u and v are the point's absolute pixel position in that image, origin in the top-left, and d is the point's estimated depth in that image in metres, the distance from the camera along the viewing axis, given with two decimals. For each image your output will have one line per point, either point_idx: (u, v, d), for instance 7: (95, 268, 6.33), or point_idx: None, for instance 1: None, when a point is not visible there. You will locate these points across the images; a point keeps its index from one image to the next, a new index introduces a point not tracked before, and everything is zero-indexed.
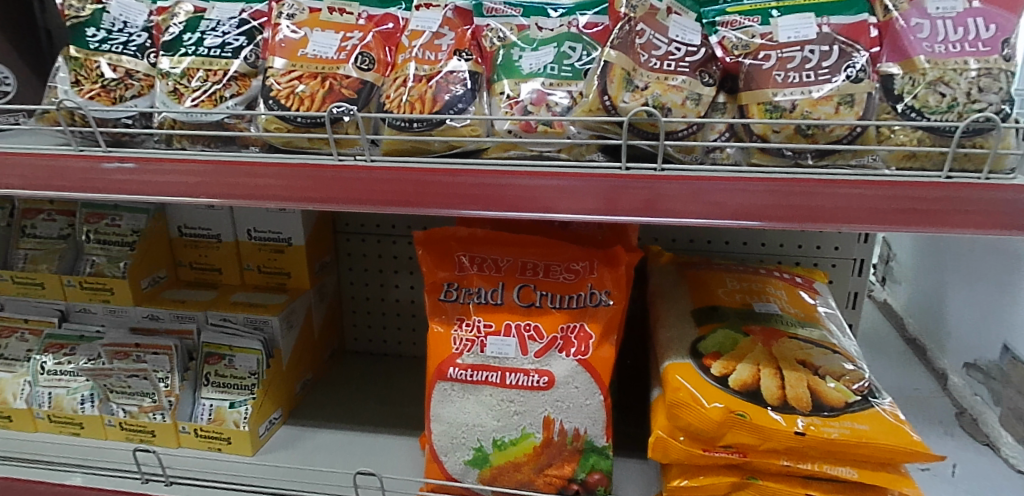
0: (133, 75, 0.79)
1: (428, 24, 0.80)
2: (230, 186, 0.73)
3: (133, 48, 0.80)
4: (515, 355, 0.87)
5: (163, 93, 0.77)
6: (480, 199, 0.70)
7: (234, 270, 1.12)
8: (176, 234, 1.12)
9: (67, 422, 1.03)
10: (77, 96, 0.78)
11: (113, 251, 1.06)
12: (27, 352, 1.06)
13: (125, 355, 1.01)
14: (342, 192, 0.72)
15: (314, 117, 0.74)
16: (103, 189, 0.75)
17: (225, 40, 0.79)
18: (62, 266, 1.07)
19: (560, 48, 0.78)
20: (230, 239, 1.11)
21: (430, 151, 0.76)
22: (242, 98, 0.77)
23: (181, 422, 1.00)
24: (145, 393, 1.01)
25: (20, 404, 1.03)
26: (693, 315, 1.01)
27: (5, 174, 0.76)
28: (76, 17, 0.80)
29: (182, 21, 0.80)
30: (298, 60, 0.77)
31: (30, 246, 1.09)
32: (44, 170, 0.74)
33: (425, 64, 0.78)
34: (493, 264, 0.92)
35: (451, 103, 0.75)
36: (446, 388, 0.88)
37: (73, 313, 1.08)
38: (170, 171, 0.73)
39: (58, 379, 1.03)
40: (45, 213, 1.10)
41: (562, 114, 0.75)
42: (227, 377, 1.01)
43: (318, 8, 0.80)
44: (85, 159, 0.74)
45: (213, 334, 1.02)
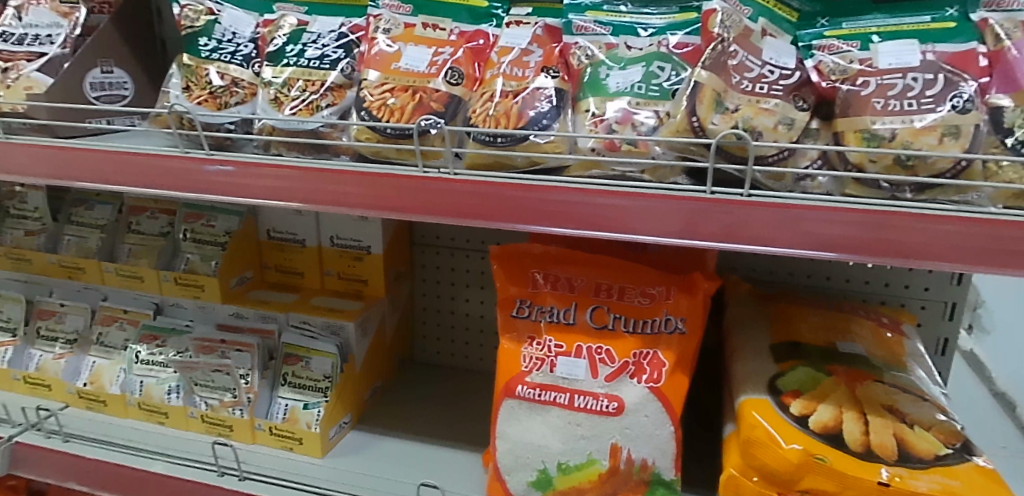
0: (239, 83, 0.82)
1: (517, 41, 0.81)
2: (321, 193, 0.76)
3: (240, 58, 0.83)
4: (585, 378, 0.85)
5: (264, 101, 0.80)
6: (559, 217, 0.70)
7: (315, 275, 1.17)
8: (264, 237, 1.17)
9: (154, 411, 1.08)
10: (187, 101, 0.82)
11: (207, 250, 1.12)
12: (125, 341, 1.12)
13: (211, 349, 1.06)
14: (425, 204, 0.74)
15: (403, 129, 0.76)
16: (204, 189, 0.79)
17: (324, 52, 0.82)
18: (160, 261, 1.14)
19: (649, 67, 0.77)
20: (314, 244, 1.15)
21: (512, 167, 0.77)
22: (336, 109, 0.79)
23: (258, 419, 1.04)
24: (226, 388, 1.04)
25: (115, 390, 1.09)
26: (772, 351, 0.97)
27: (118, 173, 0.80)
28: (190, 27, 0.85)
29: (286, 34, 0.84)
30: (391, 73, 0.79)
31: (133, 241, 1.16)
32: (155, 169, 0.79)
33: (512, 80, 0.79)
34: (567, 283, 0.91)
35: (535, 119, 0.76)
36: (513, 406, 0.87)
37: (166, 307, 1.13)
38: (266, 175, 0.76)
39: (150, 368, 1.08)
40: (149, 211, 1.18)
41: (648, 133, 0.74)
42: (303, 378, 1.04)
43: (413, 23, 0.82)
44: (190, 161, 0.78)
45: (294, 335, 1.06)
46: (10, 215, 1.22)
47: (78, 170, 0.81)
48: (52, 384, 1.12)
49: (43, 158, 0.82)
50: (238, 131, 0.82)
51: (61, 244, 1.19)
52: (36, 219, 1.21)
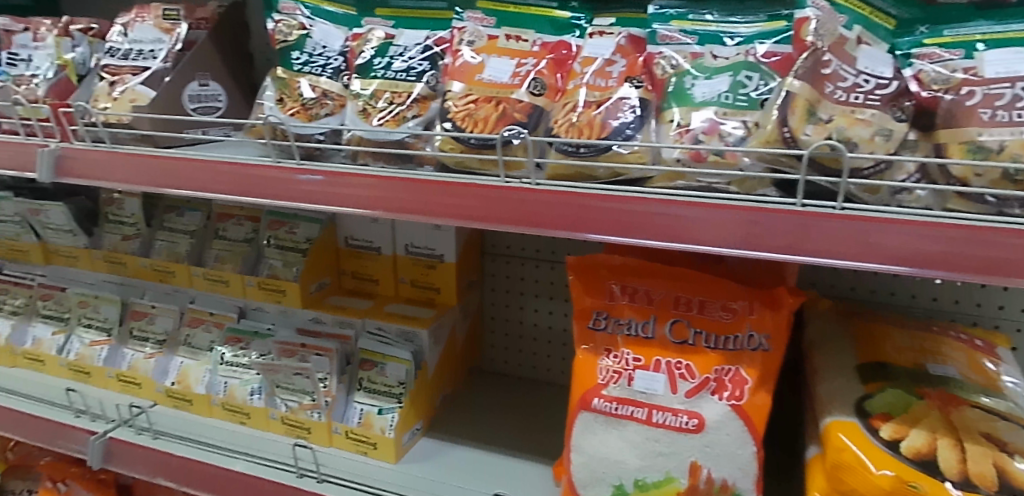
0: (329, 95, 0.84)
1: (602, 51, 0.80)
2: (407, 202, 0.78)
3: (330, 71, 0.86)
4: (663, 393, 0.83)
5: (353, 113, 0.82)
6: (641, 228, 0.69)
7: (389, 282, 1.21)
8: (342, 244, 1.22)
9: (237, 411, 1.11)
10: (280, 113, 0.84)
11: (289, 256, 1.16)
12: (210, 343, 1.16)
13: (292, 353, 1.08)
14: (506, 214, 0.74)
15: (486, 139, 0.77)
16: (294, 198, 0.82)
17: (410, 64, 0.84)
18: (245, 267, 1.18)
19: (736, 77, 0.75)
20: (390, 251, 1.19)
21: (595, 178, 0.77)
22: (421, 119, 0.81)
23: (334, 422, 1.06)
24: (305, 391, 1.07)
25: (201, 390, 1.13)
26: (858, 370, 0.93)
27: (213, 181, 0.84)
28: (284, 41, 0.87)
29: (374, 47, 0.85)
30: (475, 84, 0.80)
31: (219, 247, 1.21)
32: (246, 178, 0.83)
33: (596, 91, 0.78)
34: (646, 296, 0.89)
35: (619, 129, 0.75)
36: (589, 419, 0.86)
37: (249, 310, 1.18)
38: (354, 184, 0.79)
39: (234, 370, 1.12)
40: (235, 218, 1.23)
41: (735, 144, 0.72)
42: (378, 384, 1.06)
43: (496, 35, 0.83)
44: (282, 170, 0.81)
45: (369, 341, 1.08)
46: (108, 220, 1.26)
47: (176, 178, 0.85)
48: (143, 382, 1.17)
49: (144, 166, 0.85)
50: (328, 141, 0.84)
51: (153, 248, 1.23)
52: (132, 224, 1.25)
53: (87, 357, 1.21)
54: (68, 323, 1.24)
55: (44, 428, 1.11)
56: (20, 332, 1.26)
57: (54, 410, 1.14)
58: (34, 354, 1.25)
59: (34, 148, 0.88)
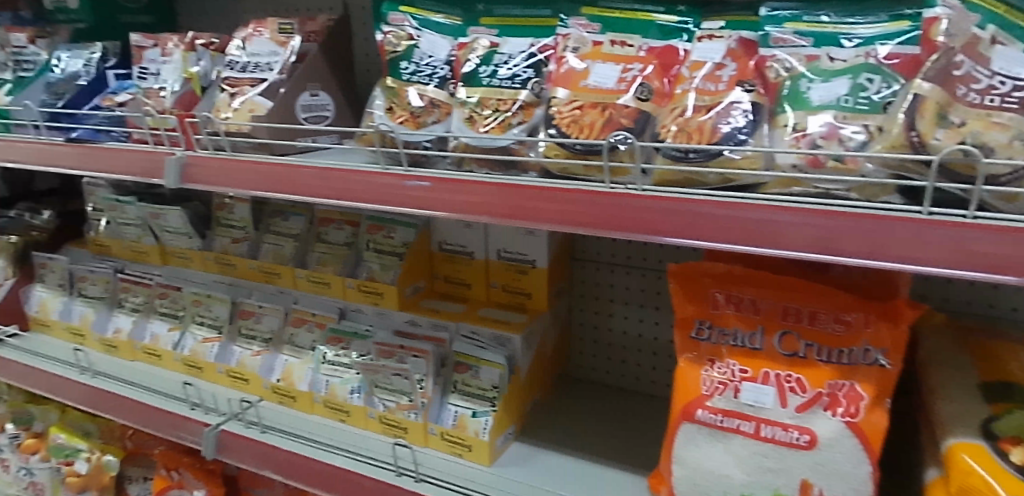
0: (436, 103, 0.87)
1: (711, 55, 0.79)
2: (511, 207, 0.78)
3: (437, 80, 0.88)
4: (772, 406, 0.81)
5: (459, 120, 0.84)
6: (753, 236, 0.67)
7: (481, 286, 1.22)
8: (436, 248, 1.25)
9: (337, 409, 1.15)
10: (389, 121, 0.87)
11: (387, 260, 1.20)
12: (312, 342, 1.20)
13: (390, 354, 1.12)
14: (611, 220, 0.74)
15: (592, 145, 0.76)
16: (402, 203, 0.84)
17: (515, 72, 0.84)
18: (344, 269, 1.23)
19: (855, 79, 0.72)
20: (482, 256, 1.21)
21: (703, 184, 0.75)
22: (526, 126, 0.82)
23: (430, 423, 1.08)
24: (403, 392, 1.10)
25: (304, 387, 1.18)
26: (983, 390, 0.87)
27: (325, 187, 0.87)
28: (393, 52, 0.90)
29: (479, 56, 0.86)
30: (579, 90, 0.80)
31: (322, 250, 1.26)
32: (357, 184, 0.86)
33: (705, 95, 0.77)
34: (752, 305, 0.86)
35: (730, 134, 0.73)
36: (692, 431, 0.84)
37: (349, 312, 1.21)
38: (460, 190, 0.81)
39: (335, 369, 1.16)
40: (336, 222, 1.27)
41: (856, 149, 0.69)
42: (472, 387, 1.07)
43: (601, 41, 0.82)
44: (390, 177, 0.84)
45: (464, 344, 1.10)
46: (219, 223, 1.35)
47: (291, 185, 0.89)
48: (250, 378, 1.23)
49: (261, 173, 0.90)
50: (434, 148, 0.86)
51: (261, 251, 1.30)
52: (240, 228, 1.33)
53: (199, 353, 1.28)
54: (183, 320, 1.32)
55: (162, 419, 1.18)
56: (140, 328, 1.35)
57: (171, 402, 1.21)
58: (151, 349, 1.33)
59: (163, 156, 0.95)
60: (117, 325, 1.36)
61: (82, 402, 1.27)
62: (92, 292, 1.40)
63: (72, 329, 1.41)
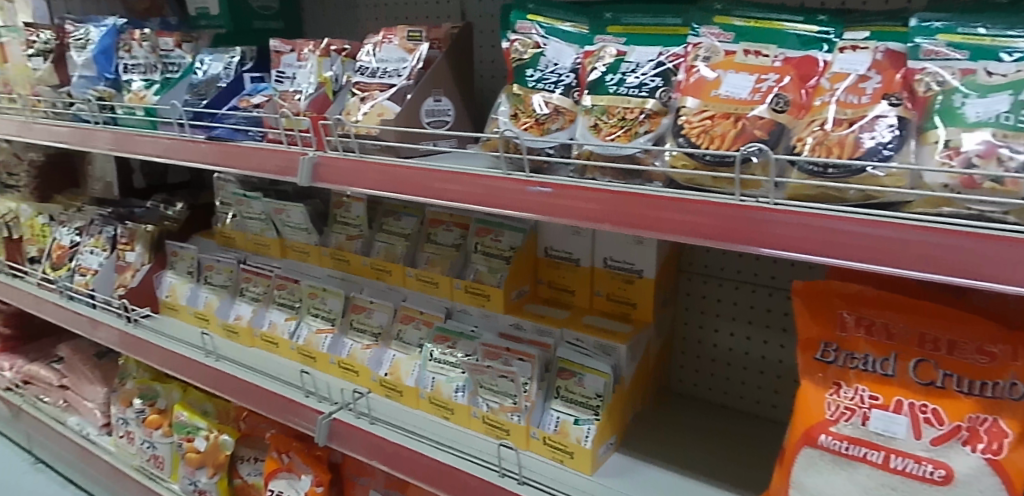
0: (560, 110, 0.87)
1: (855, 66, 0.76)
2: (635, 216, 0.78)
3: (562, 88, 0.88)
4: (905, 437, 0.76)
5: (584, 127, 0.84)
6: (898, 257, 0.64)
7: (585, 293, 1.22)
8: (542, 254, 1.26)
9: (442, 406, 1.18)
10: (515, 127, 0.89)
11: (494, 263, 1.22)
12: (419, 340, 1.24)
13: (496, 355, 1.13)
14: (741, 234, 0.72)
15: (723, 155, 0.74)
16: (524, 208, 0.85)
17: (642, 80, 0.84)
18: (453, 269, 1.26)
19: (1017, 96, 0.66)
20: (588, 263, 1.21)
21: (842, 200, 0.72)
22: (652, 135, 0.81)
23: (533, 427, 1.09)
24: (507, 394, 1.11)
25: (411, 382, 1.22)
26: None
27: (449, 190, 0.90)
28: (519, 60, 0.91)
29: (606, 64, 0.86)
30: (711, 100, 0.78)
31: (431, 250, 1.30)
32: (480, 188, 0.88)
33: (848, 108, 0.74)
34: (884, 329, 0.82)
35: (874, 149, 0.70)
36: (813, 456, 0.81)
37: (455, 311, 1.24)
38: (583, 197, 0.81)
39: (442, 367, 1.19)
40: (445, 224, 1.31)
41: (1019, 170, 0.63)
42: (576, 394, 1.07)
43: (734, 50, 0.80)
44: (513, 181, 0.85)
45: (569, 351, 1.10)
46: (336, 220, 1.42)
47: (416, 187, 0.92)
48: (360, 370, 1.28)
49: (389, 174, 0.94)
50: (557, 155, 0.87)
51: (373, 248, 1.36)
52: (356, 226, 1.39)
53: (313, 343, 1.34)
54: (299, 310, 1.39)
55: (278, 404, 1.25)
56: (259, 317, 1.43)
57: (287, 388, 1.27)
58: (269, 336, 1.40)
59: (296, 156, 1.01)
60: (238, 312, 1.45)
61: (206, 382, 1.35)
62: (217, 280, 1.50)
63: (198, 314, 1.51)
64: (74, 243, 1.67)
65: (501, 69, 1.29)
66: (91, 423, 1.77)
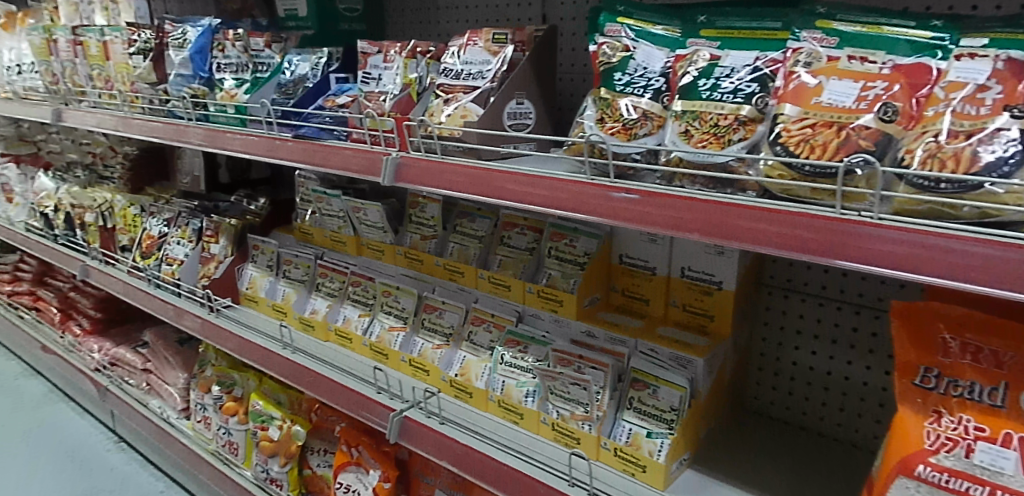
0: (649, 115, 0.85)
1: (973, 75, 0.70)
2: (725, 227, 0.75)
3: (651, 92, 0.86)
4: (1013, 473, 0.71)
5: (674, 133, 0.82)
6: (1018, 281, 0.59)
7: (660, 303, 1.19)
8: (616, 261, 1.24)
9: (511, 410, 1.17)
10: (600, 132, 0.87)
11: (568, 268, 1.21)
12: (490, 342, 1.24)
13: (568, 362, 1.11)
14: (841, 249, 0.68)
15: (824, 167, 0.71)
16: (608, 214, 0.83)
17: (737, 85, 0.81)
18: (526, 273, 1.26)
19: None
20: (664, 273, 1.18)
21: (955, 217, 0.67)
22: (747, 143, 0.78)
23: (604, 437, 1.07)
24: (579, 402, 1.09)
25: (480, 384, 1.21)
26: None
27: (530, 194, 0.89)
28: (607, 63, 0.90)
29: (699, 68, 0.84)
30: (811, 108, 0.75)
31: (504, 253, 1.30)
32: (562, 192, 0.87)
33: (964, 119, 0.68)
34: (992, 357, 0.77)
35: (993, 164, 0.65)
36: (908, 487, 0.76)
37: (526, 316, 1.24)
38: (670, 205, 0.78)
39: (513, 371, 1.18)
40: (519, 227, 1.31)
41: None
42: (649, 406, 1.05)
43: (837, 56, 0.76)
44: (598, 187, 0.84)
45: (643, 361, 1.08)
46: (411, 220, 1.43)
47: (497, 189, 0.92)
48: (431, 369, 1.29)
49: (470, 176, 0.94)
50: (644, 161, 0.86)
51: (447, 249, 1.38)
52: (430, 226, 1.40)
53: (385, 340, 1.36)
54: (373, 308, 1.41)
55: (351, 399, 1.27)
56: (334, 312, 1.46)
57: (360, 384, 1.30)
58: (343, 332, 1.43)
59: (380, 156, 1.02)
60: (315, 306, 1.49)
61: (283, 373, 1.39)
62: (295, 275, 1.54)
63: (276, 306, 1.55)
64: (162, 234, 1.75)
65: (584, 72, 1.28)
66: (171, 407, 1.85)
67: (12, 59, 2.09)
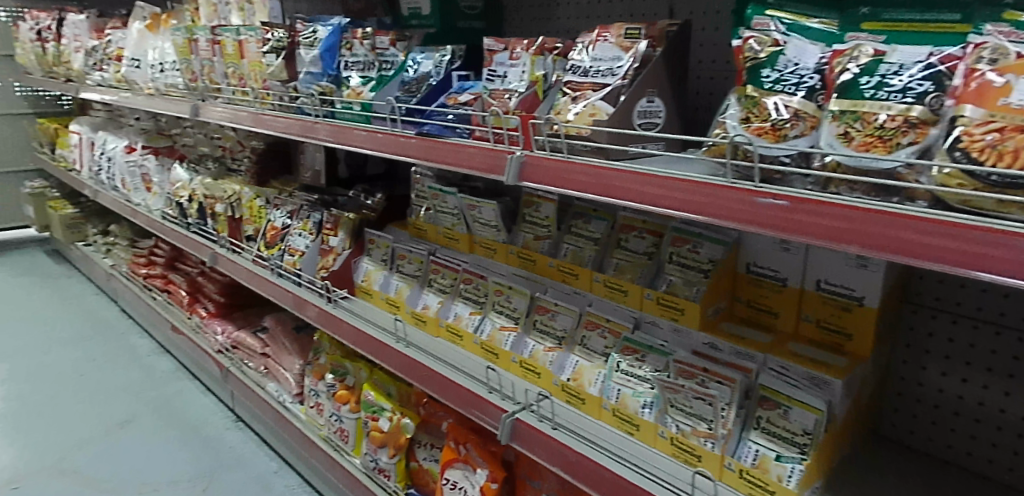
0: (801, 115, 0.79)
1: None
2: (890, 240, 0.67)
3: (804, 90, 0.80)
4: None
5: (831, 135, 0.76)
6: None
7: (790, 317, 1.11)
8: (743, 270, 1.16)
9: (626, 420, 1.12)
10: (745, 132, 0.82)
11: (690, 275, 1.15)
12: (605, 349, 1.21)
13: (691, 375, 1.06)
14: None
15: (1014, 176, 0.63)
16: (751, 221, 0.77)
17: (907, 83, 0.72)
18: (644, 279, 1.21)
19: None
20: (797, 285, 1.10)
21: None
22: (917, 148, 0.71)
23: (728, 457, 1.01)
24: (702, 417, 1.04)
25: (594, 391, 1.18)
26: None
27: (664, 196, 0.85)
28: (754, 59, 0.84)
29: (861, 64, 0.76)
30: (998, 110, 0.66)
31: (621, 257, 1.26)
32: (700, 196, 0.82)
33: None
34: None
35: None
36: None
37: (644, 323, 1.18)
38: (824, 214, 0.72)
39: (629, 379, 1.13)
40: (638, 230, 1.26)
41: None
42: (779, 428, 0.98)
43: None
44: (741, 191, 0.78)
45: (773, 379, 1.00)
46: (526, 220, 1.42)
47: (628, 192, 0.88)
48: (542, 372, 1.27)
49: (599, 177, 0.91)
50: (794, 164, 0.80)
51: (561, 250, 1.35)
52: (545, 226, 1.38)
53: (496, 339, 1.35)
54: (484, 306, 1.41)
55: (464, 397, 1.27)
56: (446, 308, 1.47)
57: (472, 382, 1.29)
58: (454, 328, 1.44)
59: (505, 154, 1.01)
60: (426, 302, 1.51)
61: (396, 366, 1.41)
62: (408, 270, 1.57)
63: (389, 300, 1.58)
64: (286, 225, 1.83)
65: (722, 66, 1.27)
66: (286, 391, 1.93)
67: (155, 58, 2.24)
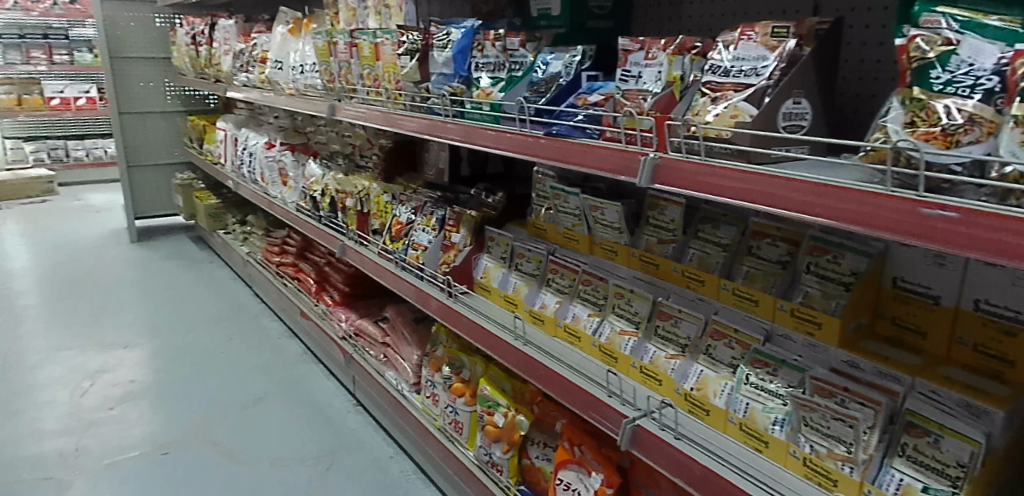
0: (977, 120, 0.73)
1: None
2: None
3: (981, 94, 0.74)
4: None
5: (1013, 142, 0.69)
6: None
7: (942, 339, 1.02)
8: (888, 285, 1.08)
9: (753, 436, 1.08)
10: (910, 137, 0.76)
11: (829, 287, 1.08)
12: (732, 359, 1.16)
13: (829, 394, 1.00)
14: None
15: None
16: (914, 233, 0.71)
17: None
18: (778, 289, 1.16)
19: None
20: (952, 304, 1.00)
21: None
22: None
23: (867, 484, 0.94)
24: (841, 440, 0.97)
25: (719, 402, 1.14)
26: None
27: (811, 203, 0.80)
28: (923, 58, 0.77)
29: None
30: None
31: (752, 264, 1.21)
32: (854, 204, 0.76)
33: None
34: None
35: None
36: None
37: (775, 335, 1.13)
38: (1003, 229, 0.65)
39: (758, 393, 1.09)
40: (771, 238, 1.20)
41: None
42: (928, 458, 0.91)
43: None
44: (903, 201, 0.72)
45: (923, 405, 0.93)
46: (649, 222, 1.39)
47: (771, 198, 0.84)
48: (663, 379, 1.24)
49: (740, 181, 0.87)
50: (966, 173, 0.74)
51: (686, 254, 1.32)
52: (670, 230, 1.35)
53: (616, 343, 1.34)
54: (603, 308, 1.40)
55: (583, 399, 1.26)
56: (564, 309, 1.47)
57: (592, 385, 1.29)
58: (571, 329, 1.43)
59: (638, 156, 0.99)
60: (544, 301, 1.52)
61: (515, 363, 1.42)
62: (528, 269, 1.59)
63: (508, 298, 1.61)
64: (410, 221, 1.90)
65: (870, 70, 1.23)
66: (404, 380, 2.01)
67: (296, 59, 2.39)
